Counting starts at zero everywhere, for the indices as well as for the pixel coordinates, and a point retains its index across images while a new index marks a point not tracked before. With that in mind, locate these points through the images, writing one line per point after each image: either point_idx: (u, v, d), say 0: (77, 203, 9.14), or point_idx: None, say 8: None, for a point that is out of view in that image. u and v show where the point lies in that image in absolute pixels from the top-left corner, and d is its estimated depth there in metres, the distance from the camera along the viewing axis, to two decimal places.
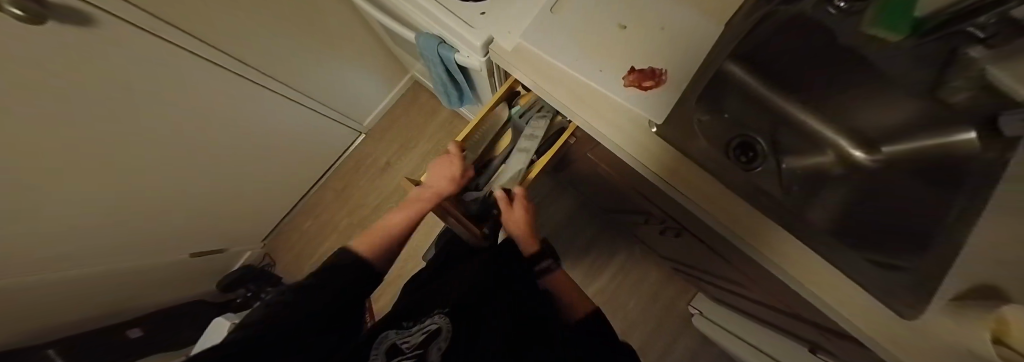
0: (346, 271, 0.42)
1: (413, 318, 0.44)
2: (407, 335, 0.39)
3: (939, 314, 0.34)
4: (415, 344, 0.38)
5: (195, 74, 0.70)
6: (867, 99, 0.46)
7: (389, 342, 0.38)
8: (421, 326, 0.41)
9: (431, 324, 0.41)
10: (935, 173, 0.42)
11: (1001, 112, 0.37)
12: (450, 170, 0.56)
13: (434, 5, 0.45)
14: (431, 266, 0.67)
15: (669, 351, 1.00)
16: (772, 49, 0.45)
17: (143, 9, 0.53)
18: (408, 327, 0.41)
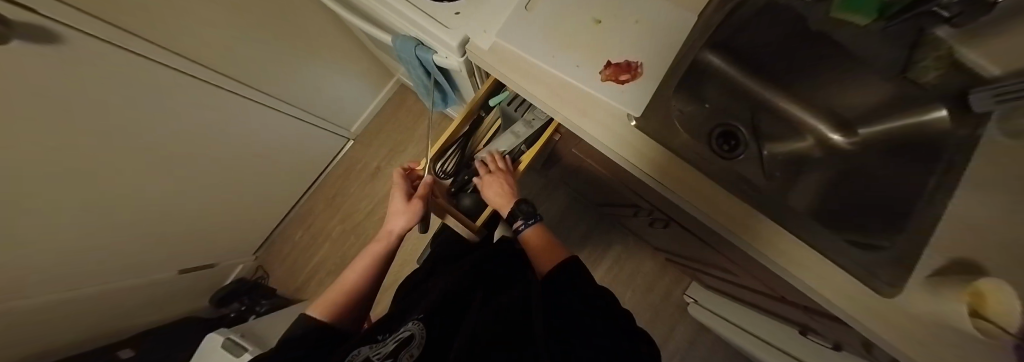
0: (308, 340, 0.40)
1: (388, 330, 0.42)
2: (380, 348, 0.38)
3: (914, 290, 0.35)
4: (386, 353, 0.36)
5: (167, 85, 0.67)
6: (841, 82, 0.47)
7: (363, 356, 0.37)
8: (395, 335, 0.40)
9: (403, 331, 0.40)
10: (907, 153, 0.43)
11: (971, 89, 0.38)
12: (398, 205, 0.61)
13: (406, 7, 0.45)
14: (429, 261, 0.66)
15: (668, 341, 1.01)
16: (745, 38, 0.46)
17: (101, 18, 0.50)
18: (381, 340, 0.40)
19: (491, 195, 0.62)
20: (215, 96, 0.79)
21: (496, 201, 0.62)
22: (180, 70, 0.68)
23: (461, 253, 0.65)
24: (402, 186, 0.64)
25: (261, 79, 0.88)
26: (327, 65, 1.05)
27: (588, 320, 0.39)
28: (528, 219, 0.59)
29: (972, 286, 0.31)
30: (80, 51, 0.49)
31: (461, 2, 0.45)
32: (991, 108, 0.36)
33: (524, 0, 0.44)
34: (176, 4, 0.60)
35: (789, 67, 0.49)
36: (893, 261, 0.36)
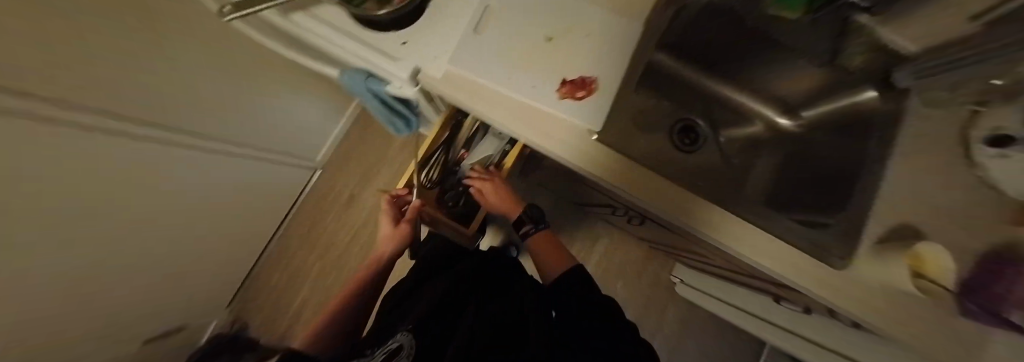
0: None
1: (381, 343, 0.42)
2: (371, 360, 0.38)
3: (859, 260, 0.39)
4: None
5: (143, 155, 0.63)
6: (779, 71, 0.50)
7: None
8: (383, 348, 0.40)
9: (393, 343, 0.40)
10: (849, 128, 0.46)
11: (892, 68, 0.42)
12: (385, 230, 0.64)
13: (348, 41, 0.42)
14: (420, 262, 0.66)
15: (660, 322, 1.06)
16: (695, 39, 0.49)
17: (67, 104, 0.46)
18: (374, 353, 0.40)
19: (501, 203, 0.64)
20: (197, 156, 0.75)
21: (505, 209, 0.64)
22: (157, 138, 0.64)
23: (449, 261, 0.64)
24: (390, 210, 0.66)
25: (252, 111, 0.86)
26: (304, 96, 1.00)
27: (585, 324, 0.41)
28: (536, 224, 0.63)
29: (906, 249, 0.35)
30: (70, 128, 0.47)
31: (409, 31, 0.43)
32: (909, 84, 0.41)
33: (474, 23, 0.43)
34: (152, 62, 0.56)
35: (734, 63, 0.53)
36: (843, 240, 0.39)
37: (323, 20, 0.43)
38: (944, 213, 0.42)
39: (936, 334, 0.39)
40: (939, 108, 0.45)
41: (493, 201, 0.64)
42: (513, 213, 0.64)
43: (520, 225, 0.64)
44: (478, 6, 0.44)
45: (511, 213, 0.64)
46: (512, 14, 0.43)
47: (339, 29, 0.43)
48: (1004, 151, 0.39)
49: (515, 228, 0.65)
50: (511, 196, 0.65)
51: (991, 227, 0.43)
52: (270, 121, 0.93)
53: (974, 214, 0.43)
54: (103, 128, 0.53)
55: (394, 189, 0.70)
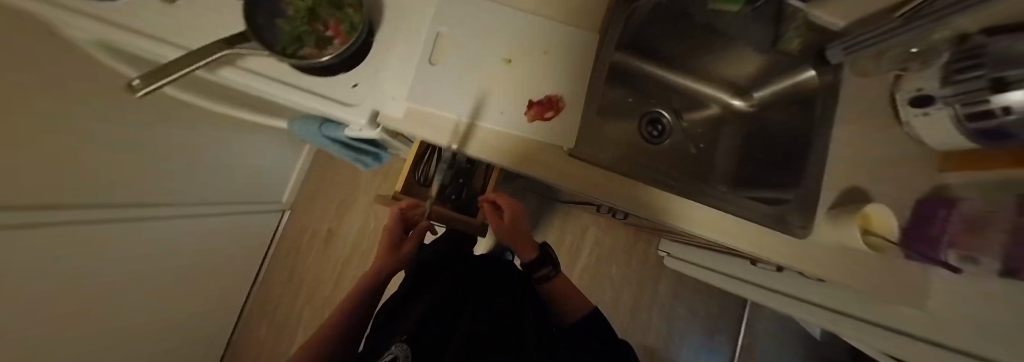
0: None
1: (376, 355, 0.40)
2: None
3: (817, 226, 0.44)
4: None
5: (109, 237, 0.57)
6: (726, 58, 0.55)
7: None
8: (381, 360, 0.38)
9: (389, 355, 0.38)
10: (797, 103, 0.51)
11: (825, 45, 0.48)
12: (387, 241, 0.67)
13: (288, 89, 0.37)
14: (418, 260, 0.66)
15: (655, 296, 1.12)
16: (648, 34, 0.52)
17: (34, 208, 0.42)
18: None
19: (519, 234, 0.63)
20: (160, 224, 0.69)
21: (522, 246, 0.63)
22: (122, 215, 0.58)
23: (448, 264, 0.63)
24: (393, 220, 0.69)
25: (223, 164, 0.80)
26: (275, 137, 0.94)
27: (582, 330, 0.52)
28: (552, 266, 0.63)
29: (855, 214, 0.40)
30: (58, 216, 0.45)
31: (358, 71, 0.40)
32: (841, 59, 0.46)
33: (427, 54, 0.41)
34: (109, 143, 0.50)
35: (688, 54, 0.56)
36: (800, 208, 0.45)
37: (256, 71, 0.37)
38: (881, 171, 0.48)
39: (886, 278, 0.45)
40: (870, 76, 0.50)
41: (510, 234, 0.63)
42: (530, 254, 0.63)
43: (535, 268, 0.63)
44: (428, 34, 0.41)
45: (527, 252, 0.63)
46: (466, 39, 0.42)
47: (277, 80, 0.38)
48: (926, 110, 0.44)
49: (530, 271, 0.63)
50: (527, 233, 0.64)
51: (920, 176, 0.48)
52: (240, 170, 0.86)
53: (907, 167, 0.48)
54: (81, 212, 0.49)
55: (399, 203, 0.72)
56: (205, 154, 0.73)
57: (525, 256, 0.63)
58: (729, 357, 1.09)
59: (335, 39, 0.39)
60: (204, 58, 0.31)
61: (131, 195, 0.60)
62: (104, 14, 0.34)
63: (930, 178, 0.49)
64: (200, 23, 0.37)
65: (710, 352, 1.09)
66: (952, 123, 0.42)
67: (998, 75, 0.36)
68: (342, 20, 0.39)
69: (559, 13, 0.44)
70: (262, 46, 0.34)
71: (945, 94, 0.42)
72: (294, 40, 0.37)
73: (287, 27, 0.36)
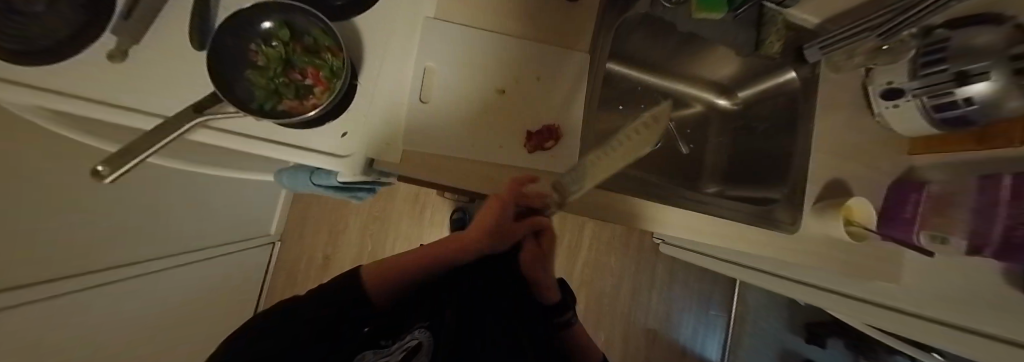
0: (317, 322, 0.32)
1: (393, 335, 0.37)
2: (387, 356, 0.34)
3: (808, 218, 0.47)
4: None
5: (115, 302, 0.53)
6: (706, 60, 0.57)
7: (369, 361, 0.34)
8: (400, 342, 0.36)
9: (410, 340, 0.36)
10: (780, 100, 0.53)
11: (803, 44, 0.50)
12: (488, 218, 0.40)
13: (276, 147, 0.35)
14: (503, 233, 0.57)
15: (654, 280, 1.16)
16: (634, 43, 0.53)
17: (38, 292, 0.37)
18: (388, 345, 0.36)
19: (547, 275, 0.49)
20: (160, 278, 0.64)
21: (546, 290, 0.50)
22: (118, 277, 0.53)
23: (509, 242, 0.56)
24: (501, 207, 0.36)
25: (208, 207, 0.76)
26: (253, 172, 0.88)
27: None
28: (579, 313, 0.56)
29: None
30: (61, 283, 0.42)
31: (346, 117, 0.37)
32: (818, 57, 0.48)
33: (416, 92, 0.39)
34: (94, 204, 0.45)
35: (673, 59, 0.58)
36: (789, 205, 0.48)
37: (233, 131, 0.35)
38: (856, 159, 0.51)
39: (866, 257, 0.49)
40: (842, 71, 0.52)
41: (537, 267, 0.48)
42: (555, 298, 0.52)
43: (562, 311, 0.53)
44: (415, 70, 0.39)
45: (551, 296, 0.52)
46: (456, 72, 0.40)
47: (258, 137, 0.35)
48: (896, 102, 0.47)
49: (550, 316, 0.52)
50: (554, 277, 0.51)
51: (888, 160, 0.53)
52: (223, 208, 0.81)
53: (877, 153, 0.52)
54: (82, 278, 0.46)
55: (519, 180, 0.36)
56: (186, 186, 0.67)
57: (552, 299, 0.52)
58: (725, 325, 1.17)
59: (314, 87, 0.36)
60: (182, 127, 0.30)
61: (124, 254, 0.55)
62: (56, 83, 0.32)
63: (897, 161, 0.53)
64: (168, 84, 0.35)
65: (709, 323, 1.16)
66: (920, 112, 0.45)
67: (958, 69, 0.37)
68: (320, 67, 0.36)
69: (548, 31, 0.43)
70: (238, 107, 0.31)
71: (912, 87, 0.44)
72: (269, 93, 0.34)
73: (258, 79, 0.34)
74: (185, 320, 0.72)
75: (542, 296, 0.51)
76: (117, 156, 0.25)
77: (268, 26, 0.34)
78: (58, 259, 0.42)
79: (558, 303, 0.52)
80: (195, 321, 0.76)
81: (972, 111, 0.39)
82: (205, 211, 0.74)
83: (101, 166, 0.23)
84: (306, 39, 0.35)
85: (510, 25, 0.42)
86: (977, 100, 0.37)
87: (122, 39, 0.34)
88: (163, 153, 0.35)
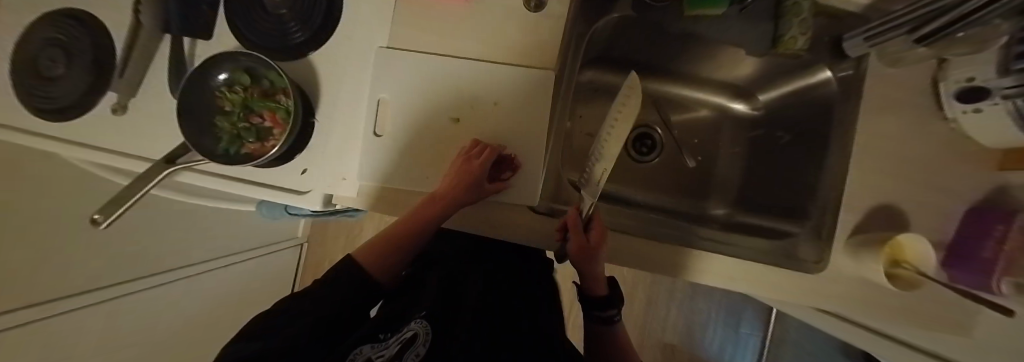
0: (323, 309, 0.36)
1: (391, 328, 0.37)
2: (382, 348, 0.32)
3: (839, 255, 0.38)
4: (391, 355, 0.31)
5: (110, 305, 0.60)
6: (714, 59, 0.49)
7: (364, 357, 0.31)
8: (398, 336, 0.34)
9: (407, 331, 0.34)
10: (812, 105, 0.43)
11: (843, 35, 0.39)
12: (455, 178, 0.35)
13: (251, 186, 0.38)
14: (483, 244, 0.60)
15: (674, 292, 1.07)
16: (622, 47, 0.47)
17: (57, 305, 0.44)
18: (385, 339, 0.34)
19: (595, 270, 0.38)
20: (162, 283, 0.72)
21: (595, 284, 0.42)
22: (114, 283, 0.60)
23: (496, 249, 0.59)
24: (471, 178, 0.33)
25: (206, 223, 0.84)
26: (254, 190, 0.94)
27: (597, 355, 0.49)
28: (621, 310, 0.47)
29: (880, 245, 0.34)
30: (40, 308, 0.46)
31: (303, 156, 0.39)
32: (862, 51, 0.38)
33: (371, 126, 0.39)
34: None
35: (672, 61, 0.50)
36: (814, 239, 0.40)
37: (214, 173, 0.39)
38: (915, 180, 0.40)
39: (921, 304, 0.39)
40: (902, 66, 0.40)
41: (584, 265, 0.37)
42: (600, 288, 0.44)
43: (604, 308, 0.45)
44: (368, 103, 0.39)
45: (599, 289, 0.43)
46: (409, 102, 0.39)
47: (234, 178, 0.39)
48: (978, 106, 0.35)
49: (592, 306, 0.46)
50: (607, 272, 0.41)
51: (965, 179, 0.40)
52: (222, 223, 0.89)
53: (949, 171, 0.40)
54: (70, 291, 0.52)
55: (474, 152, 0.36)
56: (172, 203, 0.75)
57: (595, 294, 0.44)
58: (758, 347, 1.03)
59: (273, 128, 0.38)
60: (160, 173, 0.33)
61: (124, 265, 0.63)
62: (86, 138, 0.40)
63: (979, 183, 0.40)
64: (160, 131, 0.39)
65: (737, 344, 1.04)
66: (1013, 120, 0.33)
67: None
68: (276, 109, 0.37)
69: (510, 48, 0.39)
70: (205, 154, 0.34)
71: (1004, 86, 0.32)
72: (234, 138, 0.37)
73: (225, 125, 0.37)
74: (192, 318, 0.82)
75: (589, 288, 0.43)
76: (112, 205, 0.30)
77: (226, 75, 0.36)
78: (43, 287, 0.47)
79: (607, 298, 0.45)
80: (200, 320, 0.84)
81: None
82: (202, 226, 0.82)
83: (97, 215, 0.28)
84: (262, 83, 0.37)
85: (468, 46, 0.39)
86: None
87: (120, 95, 0.38)
88: (162, 194, 0.40)
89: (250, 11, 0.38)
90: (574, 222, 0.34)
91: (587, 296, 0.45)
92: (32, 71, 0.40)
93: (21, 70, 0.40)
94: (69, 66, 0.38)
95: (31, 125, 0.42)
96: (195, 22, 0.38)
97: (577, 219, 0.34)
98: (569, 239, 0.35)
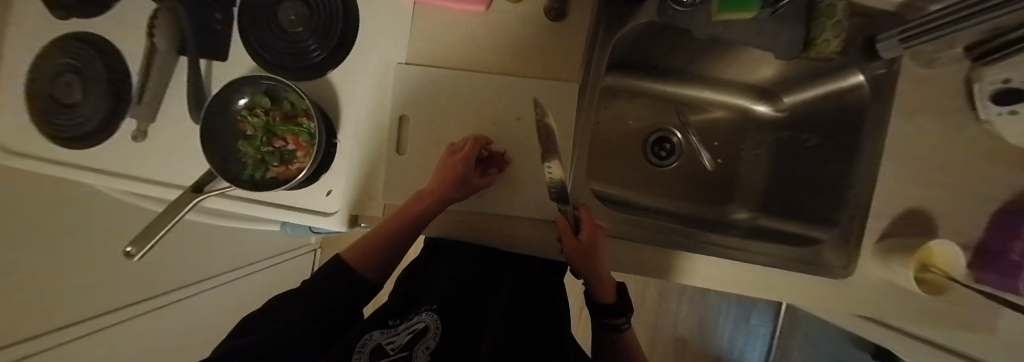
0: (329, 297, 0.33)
1: (401, 314, 0.32)
2: (392, 335, 0.29)
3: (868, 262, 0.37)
4: (400, 348, 0.26)
5: (97, 332, 0.62)
6: (734, 62, 0.48)
7: (376, 343, 0.28)
8: (408, 323, 0.30)
9: (417, 322, 0.29)
10: (841, 107, 0.42)
11: (876, 35, 0.38)
12: (446, 168, 0.34)
13: (274, 208, 0.39)
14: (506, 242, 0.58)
15: (685, 287, 1.08)
16: (642, 52, 0.46)
17: None
18: (394, 325, 0.30)
19: (595, 271, 0.36)
20: (163, 305, 0.75)
21: (601, 289, 0.38)
22: (100, 313, 0.63)
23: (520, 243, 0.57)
24: (454, 173, 0.33)
25: (222, 244, 0.88)
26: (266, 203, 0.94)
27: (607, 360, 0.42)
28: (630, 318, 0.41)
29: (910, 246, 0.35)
30: None
31: (327, 177, 0.39)
32: (895, 52, 0.36)
33: (393, 144, 0.38)
34: None
35: (694, 63, 0.49)
36: (841, 245, 0.40)
37: (238, 197, 0.39)
38: (950, 184, 0.39)
39: (949, 309, 0.39)
40: (936, 65, 0.39)
41: (582, 265, 0.36)
42: (608, 296, 0.39)
43: (609, 316, 0.40)
44: (391, 121, 0.38)
45: (605, 295, 0.38)
46: (431, 119, 0.38)
47: (257, 201, 0.39)
48: (1014, 107, 0.33)
49: (597, 312, 0.40)
50: (610, 275, 0.37)
51: (1003, 181, 0.39)
52: (239, 244, 0.92)
53: (981, 173, 0.39)
54: None
55: (463, 144, 0.35)
56: (198, 230, 0.80)
57: (604, 301, 0.39)
58: (769, 336, 1.04)
59: (297, 151, 0.38)
60: (190, 202, 0.33)
61: (119, 293, 0.66)
62: (108, 165, 0.40)
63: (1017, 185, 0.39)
64: (182, 156, 0.39)
65: (748, 333, 1.06)
66: None
67: None
68: (298, 132, 0.37)
69: (534, 60, 0.38)
70: (228, 180, 0.34)
71: None
72: (258, 162, 0.37)
73: (249, 150, 0.36)
74: (193, 330, 0.84)
75: (593, 291, 0.39)
76: (144, 235, 0.30)
77: (246, 100, 0.36)
78: None
79: (616, 304, 0.39)
80: (200, 332, 0.86)
81: None
82: (215, 245, 0.85)
83: (129, 247, 0.28)
84: (282, 106, 0.36)
85: (491, 59, 0.38)
86: None
87: (139, 121, 0.38)
88: (192, 218, 0.41)
89: (264, 29, 0.38)
90: (564, 224, 0.35)
91: (593, 304, 0.40)
92: (51, 98, 0.40)
93: (42, 97, 0.40)
94: (86, 92, 0.38)
95: (51, 152, 0.42)
96: (211, 43, 0.37)
97: (564, 221, 0.36)
98: (564, 242, 0.35)
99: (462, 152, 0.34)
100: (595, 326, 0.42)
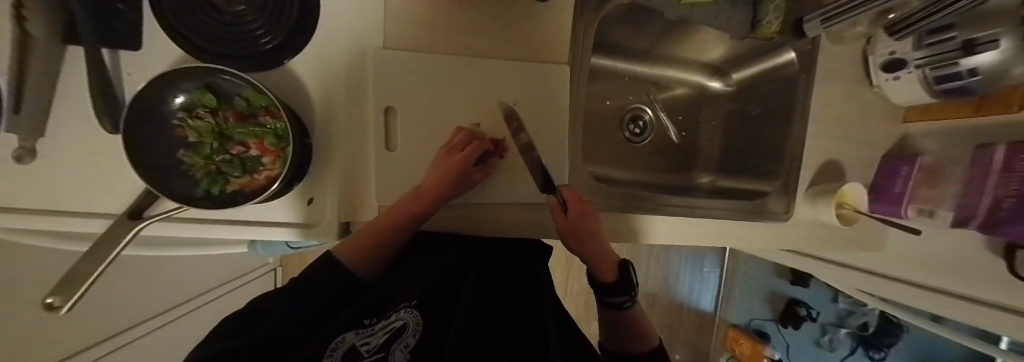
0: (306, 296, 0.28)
1: (381, 311, 0.28)
2: (367, 336, 0.27)
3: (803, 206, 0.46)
4: (375, 349, 0.27)
5: None
6: (689, 41, 0.54)
7: (348, 345, 0.26)
8: (386, 321, 0.28)
9: (396, 321, 0.28)
10: (776, 80, 0.50)
11: (802, 17, 0.45)
12: (451, 162, 0.32)
13: (238, 226, 0.33)
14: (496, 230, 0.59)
15: (650, 249, 1.21)
16: (617, 36, 0.49)
17: None
18: (372, 324, 0.27)
19: (589, 251, 0.38)
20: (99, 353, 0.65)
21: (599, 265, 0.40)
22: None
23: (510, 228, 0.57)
24: (455, 172, 0.31)
25: (166, 277, 0.79)
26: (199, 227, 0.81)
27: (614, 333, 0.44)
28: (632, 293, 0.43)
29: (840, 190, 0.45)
30: None
31: (306, 183, 0.34)
32: (817, 31, 0.44)
33: (381, 139, 0.34)
34: None
35: (660, 44, 0.54)
36: (782, 195, 0.48)
37: (191, 218, 0.33)
38: (853, 137, 0.50)
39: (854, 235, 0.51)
40: (844, 42, 0.47)
41: (575, 246, 0.37)
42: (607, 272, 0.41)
43: (615, 295, 0.41)
44: (376, 112, 0.34)
45: (605, 273, 0.41)
46: (421, 110, 0.35)
47: (216, 220, 0.33)
48: (897, 74, 0.44)
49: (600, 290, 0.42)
50: (609, 251, 0.40)
51: (884, 133, 0.51)
52: (177, 276, 0.81)
53: (874, 125, 0.50)
54: None
55: (464, 137, 0.34)
56: (133, 266, 0.71)
57: (603, 277, 0.41)
58: (718, 280, 1.22)
59: (261, 157, 0.32)
60: (128, 232, 0.27)
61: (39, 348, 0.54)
62: None
63: (893, 135, 0.52)
64: (110, 172, 0.32)
65: (703, 280, 1.23)
66: (921, 82, 0.43)
67: (964, 37, 0.34)
68: (263, 135, 0.32)
69: (526, 46, 0.39)
70: (176, 199, 0.27)
71: (916, 57, 0.40)
72: (212, 174, 0.31)
73: (198, 161, 0.30)
74: None
75: (595, 272, 0.41)
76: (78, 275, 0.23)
77: (182, 98, 0.28)
78: None
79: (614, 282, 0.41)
80: None
81: (970, 83, 0.37)
82: (149, 279, 0.74)
83: (49, 297, 0.20)
84: (235, 104, 0.31)
85: (480, 44, 0.37)
86: (982, 71, 0.35)
87: (23, 135, 0.29)
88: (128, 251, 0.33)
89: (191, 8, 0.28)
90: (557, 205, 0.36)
91: (595, 282, 0.43)
92: None
93: None
94: None
95: None
96: (122, 28, 0.28)
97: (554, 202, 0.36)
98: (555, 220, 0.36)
99: (457, 147, 0.33)
100: (597, 306, 0.44)
